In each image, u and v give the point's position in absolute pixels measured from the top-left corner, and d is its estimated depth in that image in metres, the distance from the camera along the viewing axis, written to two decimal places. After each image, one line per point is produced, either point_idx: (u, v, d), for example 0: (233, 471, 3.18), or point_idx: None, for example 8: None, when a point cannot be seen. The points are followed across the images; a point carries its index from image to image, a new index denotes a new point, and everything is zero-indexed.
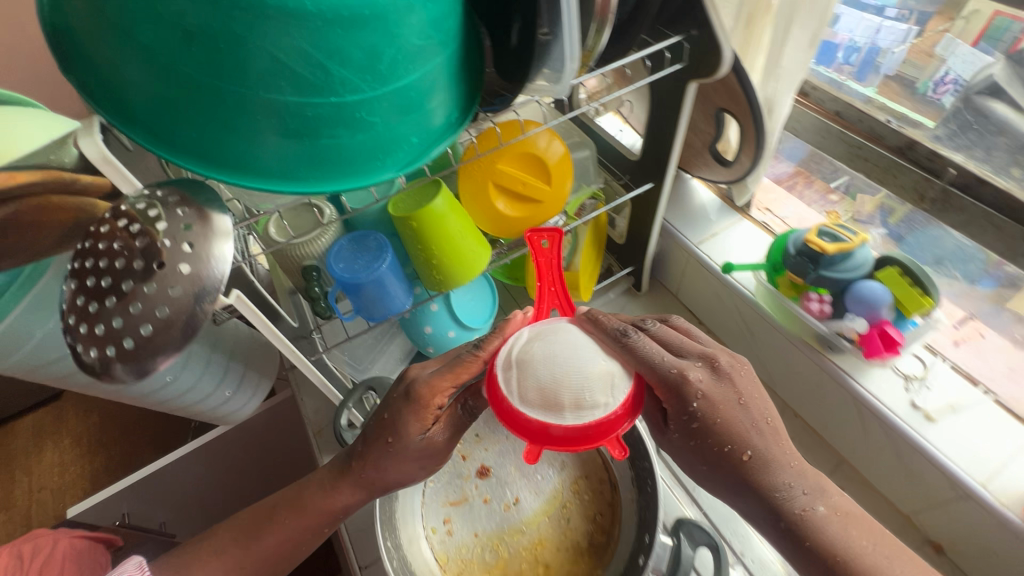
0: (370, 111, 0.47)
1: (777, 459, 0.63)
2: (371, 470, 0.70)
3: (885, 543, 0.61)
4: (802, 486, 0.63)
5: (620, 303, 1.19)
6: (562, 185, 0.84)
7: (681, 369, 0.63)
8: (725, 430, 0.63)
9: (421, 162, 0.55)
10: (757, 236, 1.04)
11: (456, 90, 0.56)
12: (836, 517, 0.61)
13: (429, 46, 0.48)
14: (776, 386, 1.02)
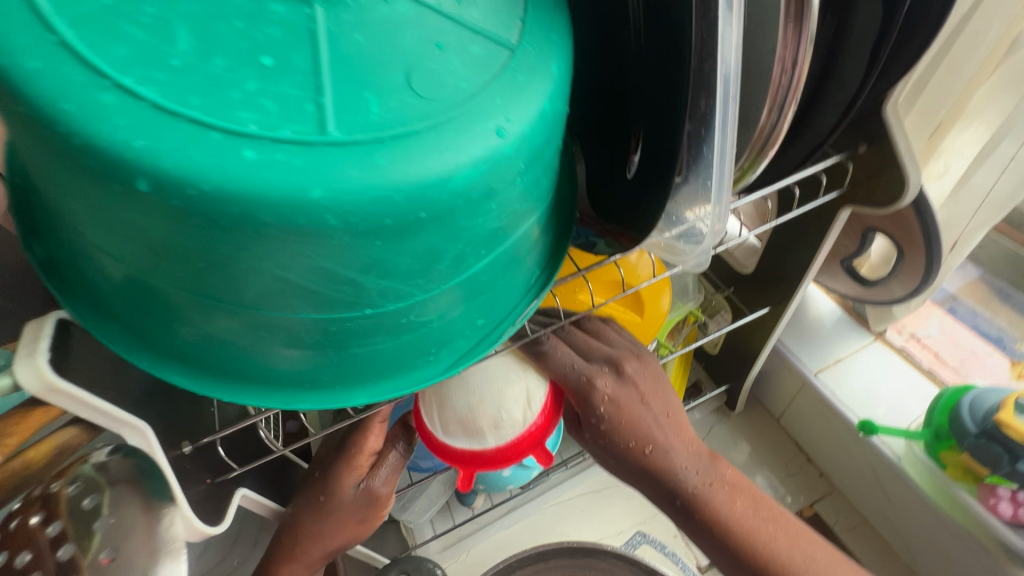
0: (420, 312, 0.33)
1: (673, 442, 0.52)
2: (305, 537, 0.55)
3: (765, 510, 0.52)
4: (696, 463, 0.52)
5: (707, 424, 0.97)
6: (654, 317, 0.69)
7: (589, 377, 0.52)
8: (628, 425, 0.51)
9: (485, 351, 0.41)
10: (894, 366, 0.83)
11: (537, 248, 0.42)
12: (721, 487, 0.51)
13: (512, 227, 0.33)
14: (919, 568, 0.79)
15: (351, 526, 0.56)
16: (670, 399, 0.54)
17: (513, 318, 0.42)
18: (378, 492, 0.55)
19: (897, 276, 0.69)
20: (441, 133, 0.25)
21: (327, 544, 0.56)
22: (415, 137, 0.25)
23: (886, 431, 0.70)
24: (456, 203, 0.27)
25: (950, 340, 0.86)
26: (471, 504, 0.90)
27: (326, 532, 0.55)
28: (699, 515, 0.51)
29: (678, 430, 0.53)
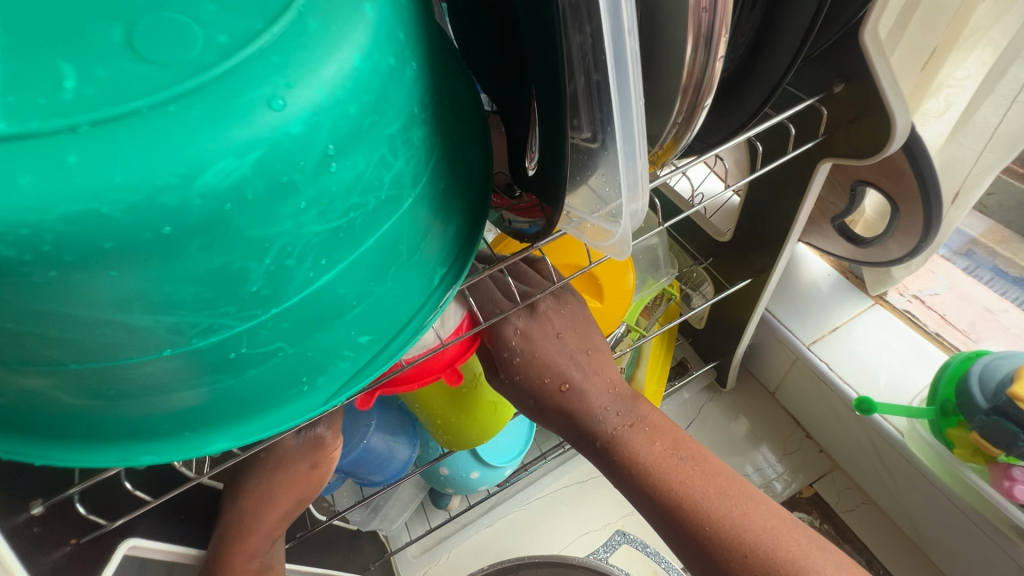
0: (253, 343, 0.27)
1: (593, 382, 0.45)
2: (252, 502, 0.48)
3: (686, 449, 0.44)
4: (614, 403, 0.45)
5: (696, 405, 0.90)
6: (617, 302, 0.62)
7: (501, 311, 0.46)
8: (542, 359, 0.45)
9: (377, 373, 0.34)
10: (895, 330, 0.75)
11: (434, 244, 0.34)
12: (641, 430, 0.44)
13: (360, 228, 0.26)
14: (929, 547, 0.73)
15: (302, 481, 0.49)
16: (588, 338, 0.48)
17: (414, 330, 0.35)
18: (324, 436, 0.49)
19: (893, 235, 0.60)
20: (187, 118, 0.20)
21: (281, 506, 0.49)
22: (151, 123, 0.20)
23: (886, 408, 0.62)
24: (224, 208, 0.21)
25: (959, 297, 0.78)
26: (446, 506, 0.85)
27: (276, 489, 0.48)
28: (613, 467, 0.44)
29: (598, 368, 0.46)
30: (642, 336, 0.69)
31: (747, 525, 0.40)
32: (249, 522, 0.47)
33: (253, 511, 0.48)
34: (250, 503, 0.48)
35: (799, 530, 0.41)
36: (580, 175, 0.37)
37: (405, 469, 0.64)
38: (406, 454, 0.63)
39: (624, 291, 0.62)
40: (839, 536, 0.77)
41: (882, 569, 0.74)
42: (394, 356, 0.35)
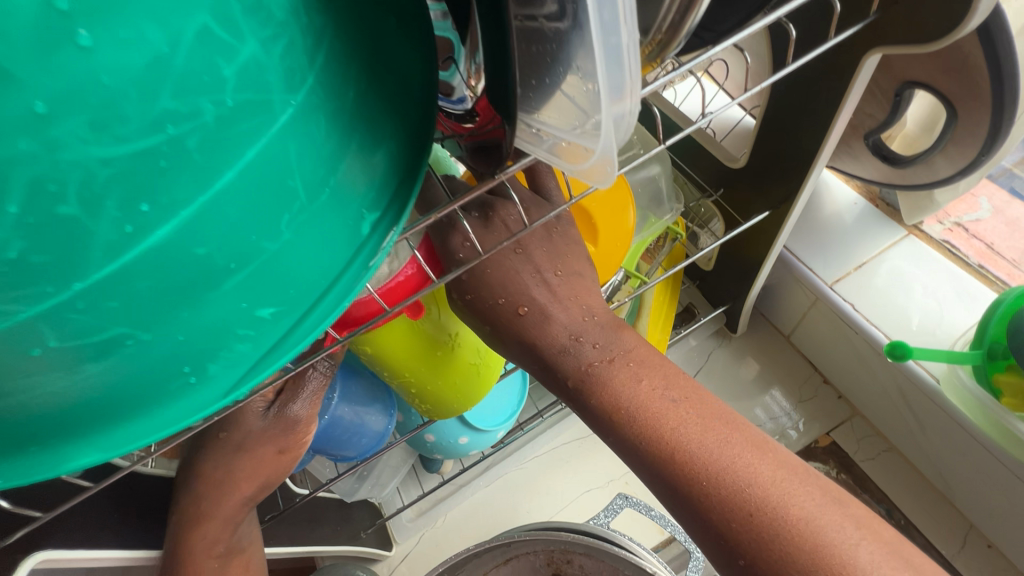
0: (60, 330, 0.19)
1: (562, 306, 0.38)
2: (212, 488, 0.41)
3: (677, 389, 0.36)
4: (592, 336, 0.38)
5: (705, 352, 0.83)
6: (614, 245, 0.53)
7: (451, 219, 0.38)
8: (497, 276, 0.38)
9: (292, 356, 0.25)
10: (930, 263, 0.66)
11: (352, 180, 0.25)
12: (624, 366, 0.37)
13: (197, 152, 0.18)
14: (955, 497, 0.68)
15: (271, 467, 0.43)
16: (556, 255, 0.40)
17: (339, 298, 0.27)
18: (298, 417, 0.45)
19: (943, 151, 0.50)
20: None
21: (243, 492, 0.42)
22: None
23: (923, 354, 0.54)
24: None
25: (1006, 222, 0.68)
26: (439, 471, 0.80)
27: (239, 473, 0.42)
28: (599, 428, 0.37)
29: (571, 294, 0.39)
30: (644, 284, 0.61)
31: (753, 478, 0.32)
32: (207, 508, 0.41)
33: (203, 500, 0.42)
34: (209, 489, 0.41)
35: (813, 481, 0.33)
36: (546, 78, 0.27)
37: (382, 441, 0.58)
38: (381, 425, 0.57)
39: (625, 230, 0.53)
40: (856, 485, 0.72)
41: (904, 520, 0.69)
42: (314, 333, 0.26)
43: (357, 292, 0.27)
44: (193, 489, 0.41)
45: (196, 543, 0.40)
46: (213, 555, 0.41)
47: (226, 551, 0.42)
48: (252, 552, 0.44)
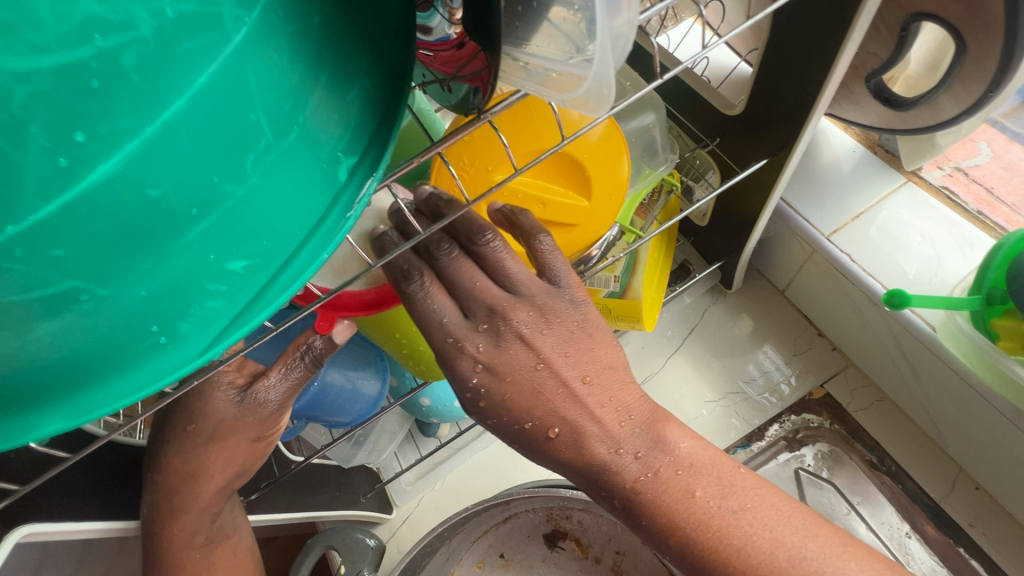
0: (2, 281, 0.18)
1: (591, 414, 0.37)
2: (182, 483, 0.42)
3: (737, 496, 0.35)
4: (631, 445, 0.37)
5: (699, 309, 0.83)
6: (608, 199, 0.51)
7: (455, 341, 0.37)
8: (519, 401, 0.37)
9: (270, 311, 0.24)
10: (928, 210, 0.65)
11: (326, 120, 0.23)
12: (673, 477, 0.36)
13: (135, 72, 0.17)
14: (946, 443, 0.69)
15: (243, 454, 0.44)
16: (586, 355, 0.39)
17: (319, 251, 0.24)
18: (268, 402, 0.42)
19: (948, 87, 0.48)
20: None
21: (216, 480, 0.43)
22: None
23: (922, 301, 0.53)
24: None
25: (1005, 167, 0.67)
26: (436, 434, 0.79)
27: (210, 465, 0.42)
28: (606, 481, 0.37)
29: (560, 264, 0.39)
30: (638, 239, 0.60)
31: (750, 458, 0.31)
32: (182, 500, 0.42)
33: (196, 464, 0.42)
34: (179, 484, 0.42)
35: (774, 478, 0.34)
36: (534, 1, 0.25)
37: (376, 407, 0.57)
38: (375, 390, 0.55)
39: (618, 182, 0.51)
40: (849, 436, 0.74)
41: (895, 466, 0.71)
42: (293, 287, 0.24)
43: (339, 243, 0.25)
44: (161, 486, 0.42)
45: (173, 536, 0.42)
46: (195, 546, 0.44)
47: (208, 540, 0.45)
48: (237, 537, 0.47)
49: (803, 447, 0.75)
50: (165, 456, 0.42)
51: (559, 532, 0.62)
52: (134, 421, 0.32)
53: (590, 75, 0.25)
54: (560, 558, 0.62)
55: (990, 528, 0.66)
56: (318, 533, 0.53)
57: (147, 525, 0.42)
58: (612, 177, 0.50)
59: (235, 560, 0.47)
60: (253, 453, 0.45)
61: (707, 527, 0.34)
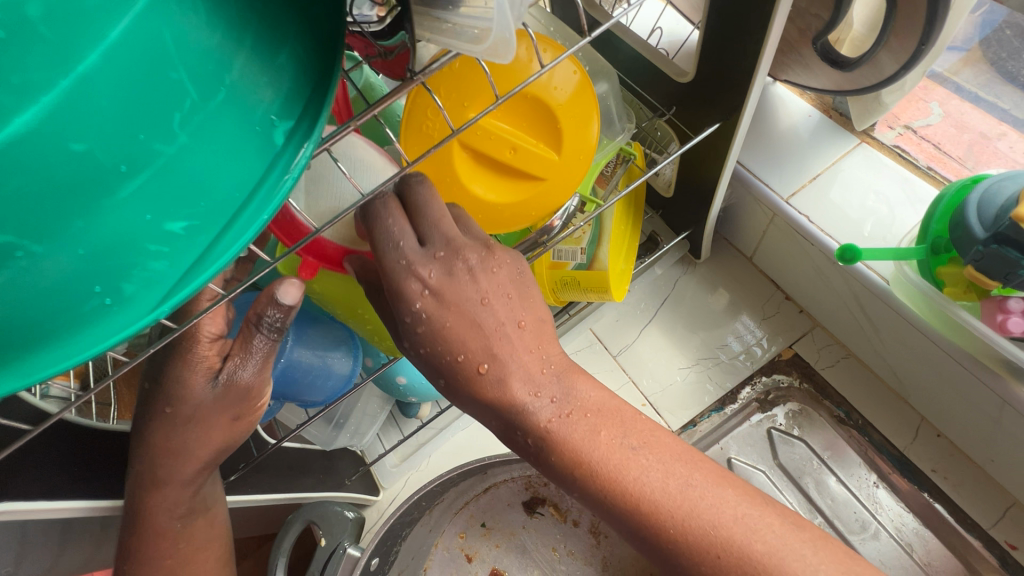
0: None
1: (519, 357, 0.40)
2: (165, 457, 0.43)
3: (636, 436, 0.38)
4: (549, 390, 0.40)
5: (670, 280, 0.84)
6: (563, 169, 0.52)
7: (407, 263, 0.39)
8: (456, 331, 0.40)
9: (211, 272, 0.24)
10: (882, 168, 0.67)
11: (255, 80, 0.24)
12: (581, 419, 0.39)
13: (42, 24, 0.18)
14: (910, 395, 0.71)
15: (224, 432, 0.44)
16: (525, 306, 0.42)
17: (260, 211, 0.25)
18: (248, 383, 0.43)
19: (885, 43, 0.50)
20: None
21: (199, 457, 0.44)
22: None
23: (872, 254, 0.56)
24: None
25: (955, 126, 0.69)
26: (417, 415, 0.80)
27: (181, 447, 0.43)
28: (522, 422, 0.39)
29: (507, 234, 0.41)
30: (598, 208, 0.61)
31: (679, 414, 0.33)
32: (157, 474, 0.43)
33: (169, 444, 0.43)
34: (163, 459, 0.43)
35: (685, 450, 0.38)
36: None
37: (349, 384, 0.58)
38: (347, 368, 0.56)
39: (580, 144, 0.52)
40: (817, 393, 0.76)
41: (861, 419, 0.74)
42: (234, 245, 0.24)
43: (280, 203, 0.25)
44: (148, 457, 0.43)
45: (155, 506, 0.43)
46: (175, 516, 0.45)
47: (188, 511, 0.46)
48: (215, 511, 0.48)
49: (774, 408, 0.77)
50: (149, 434, 0.43)
51: (537, 498, 0.64)
52: (107, 381, 0.36)
53: (493, 23, 0.26)
54: (539, 523, 0.64)
55: (952, 473, 0.69)
56: (298, 509, 0.54)
57: (130, 495, 0.44)
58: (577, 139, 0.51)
59: (210, 533, 0.47)
60: (227, 438, 0.45)
61: (646, 478, 0.36)
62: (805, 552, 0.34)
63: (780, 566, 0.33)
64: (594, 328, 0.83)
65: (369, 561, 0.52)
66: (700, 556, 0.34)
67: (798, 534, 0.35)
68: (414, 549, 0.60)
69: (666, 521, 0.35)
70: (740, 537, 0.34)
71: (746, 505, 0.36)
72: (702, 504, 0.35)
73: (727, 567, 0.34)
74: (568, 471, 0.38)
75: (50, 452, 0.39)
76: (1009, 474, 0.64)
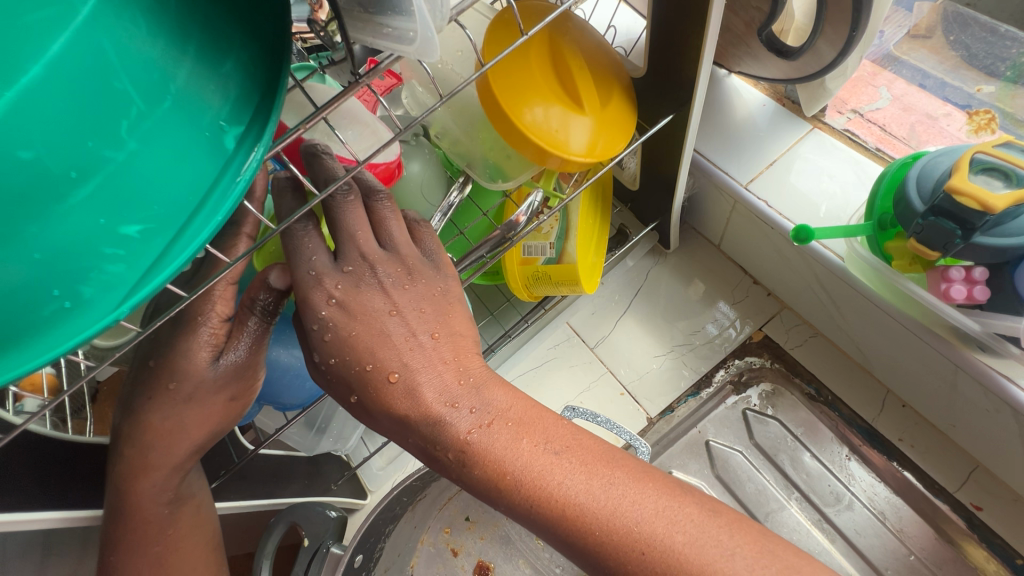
0: None
1: (433, 369, 0.42)
2: (159, 438, 0.43)
3: (558, 441, 0.40)
4: (468, 401, 0.41)
5: (643, 271, 0.86)
6: (618, 122, 0.55)
7: (316, 274, 0.42)
8: (364, 343, 0.42)
9: (168, 272, 0.25)
10: (835, 150, 0.70)
11: (202, 86, 0.25)
12: (502, 429, 0.40)
13: None
14: (874, 368, 0.74)
15: (221, 412, 0.45)
16: (437, 316, 0.44)
17: (214, 213, 0.26)
18: (246, 362, 0.44)
19: (823, 31, 0.53)
20: None
21: (193, 438, 0.45)
22: None
23: (824, 233, 0.59)
24: None
25: (902, 108, 0.72)
26: None
27: (155, 452, 0.44)
28: (441, 435, 0.40)
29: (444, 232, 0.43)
30: (563, 203, 0.63)
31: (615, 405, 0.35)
32: (124, 485, 0.44)
33: (136, 450, 0.43)
34: (158, 439, 0.43)
35: (614, 463, 0.39)
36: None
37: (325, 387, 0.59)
38: None
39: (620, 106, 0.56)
40: (789, 371, 0.78)
41: (831, 395, 0.76)
42: (190, 245, 0.26)
43: (233, 204, 0.27)
44: (138, 442, 0.43)
45: (143, 492, 0.44)
46: (162, 501, 0.45)
47: (175, 497, 0.46)
48: (200, 498, 0.49)
49: (747, 389, 0.80)
50: (146, 414, 0.43)
51: None
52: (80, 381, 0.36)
53: (414, 23, 0.29)
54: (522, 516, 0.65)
55: (917, 440, 0.71)
56: (281, 511, 0.53)
57: (117, 482, 0.44)
58: (610, 91, 0.56)
59: (197, 519, 0.48)
60: (204, 439, 0.45)
61: (587, 480, 0.38)
62: (722, 537, 0.36)
63: (701, 555, 0.35)
64: (571, 322, 0.85)
65: (354, 557, 0.53)
66: (626, 556, 0.36)
67: (714, 520, 0.37)
68: (400, 546, 0.61)
69: (592, 525, 0.37)
70: (661, 532, 0.36)
71: (666, 498, 0.37)
72: (635, 501, 0.37)
73: (651, 563, 0.35)
74: (493, 482, 0.39)
75: (26, 460, 0.40)
76: (969, 439, 0.66)
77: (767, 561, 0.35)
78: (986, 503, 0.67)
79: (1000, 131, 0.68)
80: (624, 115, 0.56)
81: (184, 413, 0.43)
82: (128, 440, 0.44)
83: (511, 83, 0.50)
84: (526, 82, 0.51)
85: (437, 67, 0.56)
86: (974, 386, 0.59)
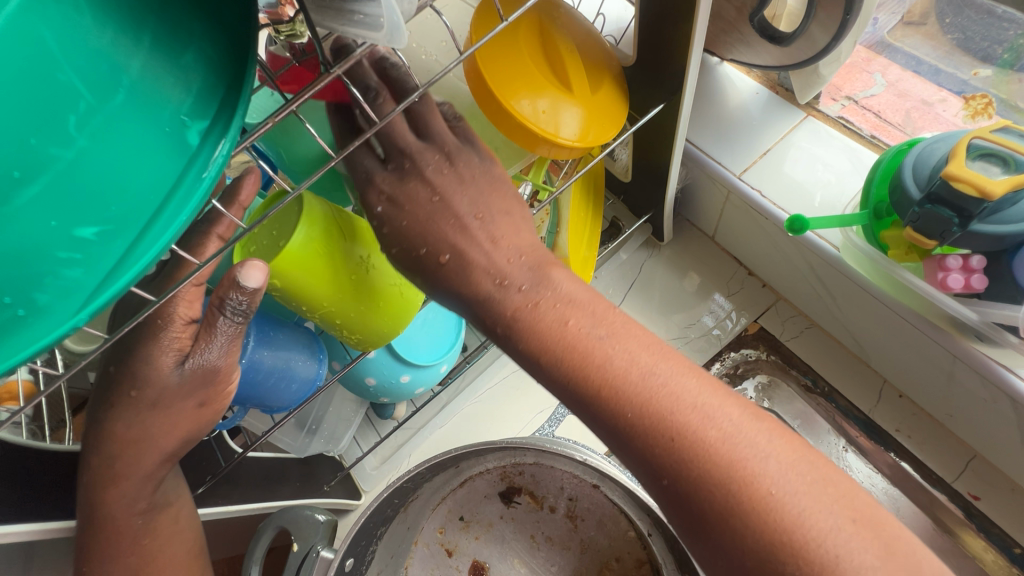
0: None
1: (485, 247, 0.43)
2: (126, 448, 0.42)
3: (606, 326, 0.39)
4: (518, 278, 0.42)
5: (637, 264, 0.85)
6: (609, 108, 0.53)
7: (367, 175, 0.43)
8: (421, 225, 0.43)
9: (130, 275, 0.24)
10: (830, 138, 0.69)
11: (158, 78, 0.24)
12: (550, 307, 0.41)
13: None
14: (870, 359, 0.73)
15: (187, 420, 0.44)
16: (483, 194, 0.44)
17: (177, 213, 0.25)
18: (214, 366, 0.42)
19: (815, 16, 0.52)
20: None
21: (162, 447, 0.43)
22: None
23: (819, 222, 0.57)
24: None
25: (897, 94, 0.72)
26: (392, 415, 0.79)
27: (122, 464, 0.43)
28: (492, 307, 0.42)
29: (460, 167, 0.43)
30: (553, 195, 0.61)
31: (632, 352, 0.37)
32: (97, 499, 0.43)
33: (111, 461, 0.43)
34: (123, 449, 0.42)
35: (665, 351, 0.39)
36: None
37: (313, 387, 0.58)
38: (311, 371, 0.57)
39: (611, 94, 0.54)
40: (784, 363, 0.78)
41: (827, 387, 0.75)
42: (153, 248, 0.25)
43: (198, 202, 0.25)
44: (106, 451, 0.42)
45: (113, 503, 0.43)
46: (135, 512, 0.44)
47: (149, 507, 0.45)
48: (179, 505, 0.48)
49: (744, 381, 0.79)
50: (110, 423, 0.42)
51: (514, 488, 0.64)
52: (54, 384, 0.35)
53: (381, 9, 0.27)
54: (517, 512, 0.64)
55: (914, 431, 0.71)
56: (269, 516, 0.53)
57: (87, 491, 0.43)
58: (599, 79, 0.54)
59: (177, 527, 0.47)
60: (175, 448, 0.44)
61: (637, 352, 0.38)
62: (760, 440, 0.34)
63: (732, 450, 0.34)
64: None
65: (345, 561, 0.52)
66: (654, 438, 0.35)
67: (755, 423, 0.35)
68: (394, 547, 0.61)
69: (625, 404, 0.36)
70: (696, 424, 0.35)
71: (707, 393, 0.36)
72: (669, 385, 0.36)
73: (680, 450, 0.34)
74: (534, 354, 0.40)
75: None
76: (968, 427, 0.66)
77: (805, 469, 0.33)
78: (985, 493, 0.67)
79: (996, 116, 0.66)
80: (615, 102, 0.54)
81: (148, 420, 0.42)
82: (94, 450, 0.43)
83: (498, 71, 0.49)
84: (515, 69, 0.49)
85: (421, 57, 0.54)
86: (973, 376, 0.58)
